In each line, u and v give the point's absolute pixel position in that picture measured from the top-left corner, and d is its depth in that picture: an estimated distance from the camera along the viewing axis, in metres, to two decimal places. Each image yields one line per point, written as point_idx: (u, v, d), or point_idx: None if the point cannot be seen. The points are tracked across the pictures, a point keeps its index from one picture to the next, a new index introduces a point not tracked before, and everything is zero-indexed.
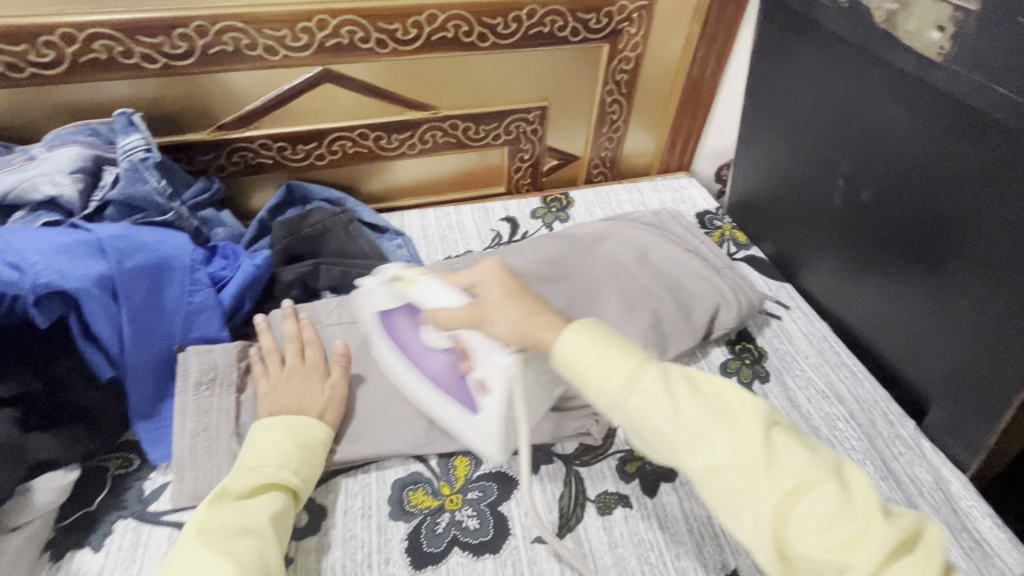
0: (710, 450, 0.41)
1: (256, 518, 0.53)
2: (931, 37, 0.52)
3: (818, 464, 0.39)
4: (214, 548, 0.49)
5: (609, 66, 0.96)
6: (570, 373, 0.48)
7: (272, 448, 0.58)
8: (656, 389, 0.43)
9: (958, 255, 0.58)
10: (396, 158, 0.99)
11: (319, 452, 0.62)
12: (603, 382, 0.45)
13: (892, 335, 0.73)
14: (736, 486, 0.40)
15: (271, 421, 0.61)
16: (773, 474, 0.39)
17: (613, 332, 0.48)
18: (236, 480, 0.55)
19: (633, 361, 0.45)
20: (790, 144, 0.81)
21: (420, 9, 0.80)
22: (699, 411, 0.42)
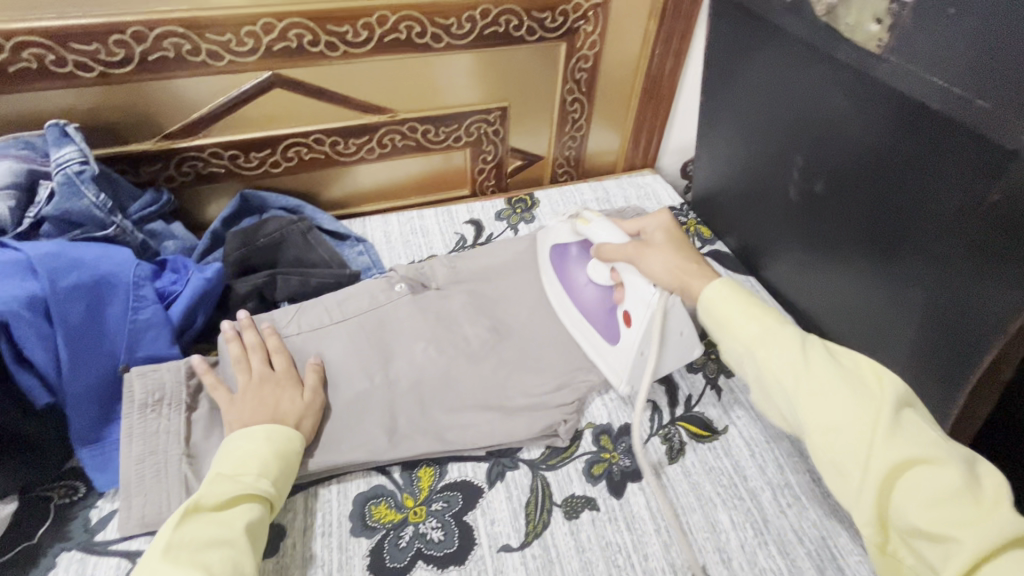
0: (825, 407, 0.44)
1: (231, 530, 0.51)
2: (870, 29, 0.53)
3: (947, 447, 0.40)
4: (188, 560, 0.47)
5: (568, 65, 0.95)
6: (712, 317, 0.54)
7: (250, 456, 0.57)
8: (789, 341, 0.48)
9: (908, 245, 0.58)
10: (356, 164, 0.97)
11: (294, 462, 0.61)
12: (739, 328, 0.51)
13: (852, 325, 0.74)
14: (841, 440, 0.43)
15: (248, 429, 0.59)
16: (889, 441, 0.41)
17: (757, 291, 0.53)
18: (212, 490, 0.53)
19: (772, 316, 0.50)
20: (747, 137, 0.81)
21: (369, 10, 0.78)
22: (822, 367, 0.46)
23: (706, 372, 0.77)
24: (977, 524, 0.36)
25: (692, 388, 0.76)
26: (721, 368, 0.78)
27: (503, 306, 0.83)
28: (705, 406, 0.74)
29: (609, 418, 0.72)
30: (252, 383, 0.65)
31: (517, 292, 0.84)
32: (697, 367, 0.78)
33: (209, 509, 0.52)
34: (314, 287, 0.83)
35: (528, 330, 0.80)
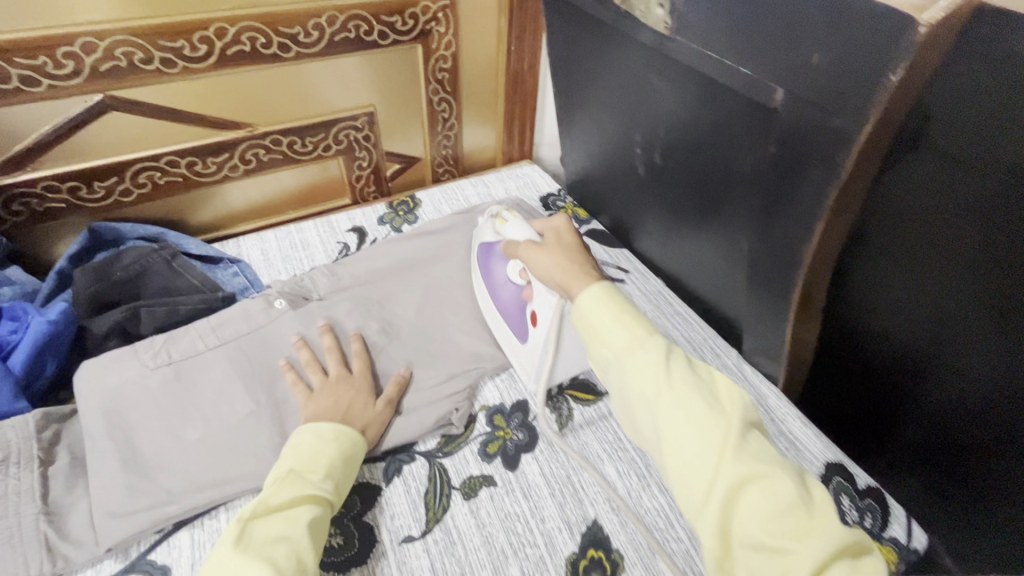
0: (682, 421, 0.43)
1: (296, 530, 0.52)
2: (657, 14, 0.58)
3: (788, 468, 0.40)
4: (257, 553, 0.48)
5: (427, 66, 0.98)
6: (585, 327, 0.53)
7: (320, 456, 0.59)
8: (656, 351, 0.47)
9: (727, 203, 0.67)
10: (220, 183, 0.93)
11: (356, 465, 0.62)
12: (610, 337, 0.50)
13: (707, 279, 0.82)
14: (690, 455, 0.42)
15: (316, 427, 0.62)
16: (737, 458, 0.40)
17: (629, 304, 0.53)
18: (285, 487, 0.55)
19: (642, 328, 0.50)
20: (596, 120, 0.87)
21: (205, 23, 0.76)
22: (682, 378, 0.45)
23: None
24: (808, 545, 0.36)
25: None
26: None
27: (390, 307, 0.83)
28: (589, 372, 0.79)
29: (501, 398, 0.75)
30: (332, 383, 0.69)
31: (403, 292, 0.85)
32: None
33: (278, 506, 0.53)
34: (185, 315, 0.78)
35: (417, 327, 0.81)
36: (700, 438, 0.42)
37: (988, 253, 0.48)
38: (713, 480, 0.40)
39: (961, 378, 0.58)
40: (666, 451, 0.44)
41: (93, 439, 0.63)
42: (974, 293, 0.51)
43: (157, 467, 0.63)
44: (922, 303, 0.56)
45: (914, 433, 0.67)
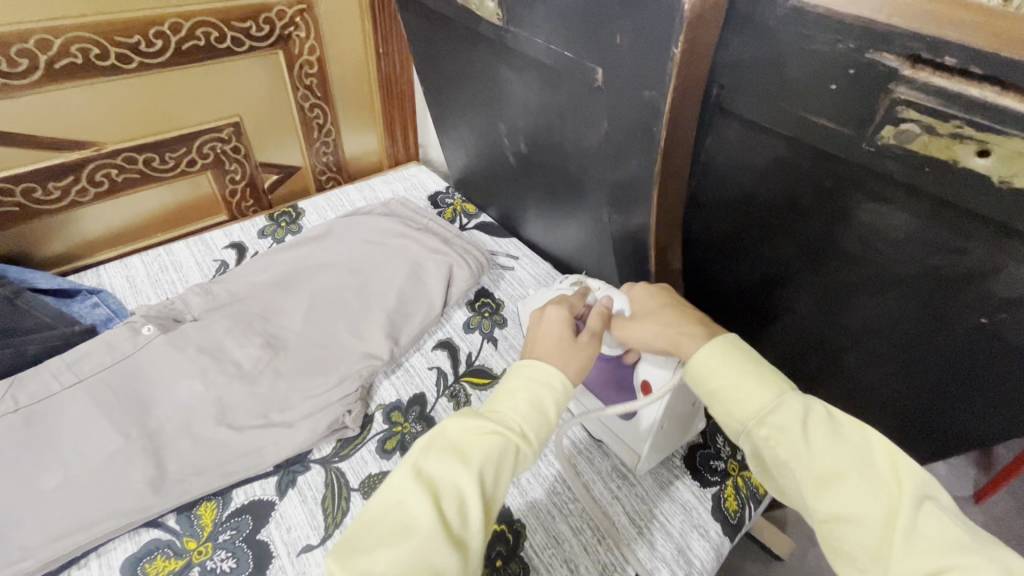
0: (838, 501, 0.44)
1: (471, 470, 0.44)
2: (489, 7, 0.60)
3: (976, 550, 0.39)
4: (421, 488, 0.42)
5: (293, 72, 0.95)
6: (702, 392, 0.51)
7: (511, 395, 0.50)
8: (798, 422, 0.46)
9: (585, 184, 0.72)
10: (69, 210, 0.85)
11: (553, 414, 0.50)
12: (738, 407, 0.48)
13: (586, 256, 0.87)
14: (858, 534, 0.43)
15: (523, 362, 0.53)
16: (908, 547, 0.40)
17: (752, 357, 0.50)
18: (461, 421, 0.47)
19: (772, 389, 0.48)
20: (465, 116, 0.89)
21: (22, 35, 0.69)
22: (830, 450, 0.45)
23: (481, 329, 0.85)
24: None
25: (472, 346, 0.83)
26: (495, 322, 0.86)
27: (274, 320, 0.81)
28: (485, 358, 0.81)
29: (398, 395, 0.75)
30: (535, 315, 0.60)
31: (288, 304, 0.83)
32: (474, 327, 0.86)
33: (462, 439, 0.46)
34: (35, 354, 0.72)
35: (304, 337, 0.79)
36: (859, 519, 0.43)
37: (795, 207, 0.53)
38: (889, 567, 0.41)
39: (798, 316, 0.62)
40: (827, 527, 0.45)
41: None
42: (795, 238, 0.55)
43: (7, 525, 0.57)
44: (747, 253, 0.62)
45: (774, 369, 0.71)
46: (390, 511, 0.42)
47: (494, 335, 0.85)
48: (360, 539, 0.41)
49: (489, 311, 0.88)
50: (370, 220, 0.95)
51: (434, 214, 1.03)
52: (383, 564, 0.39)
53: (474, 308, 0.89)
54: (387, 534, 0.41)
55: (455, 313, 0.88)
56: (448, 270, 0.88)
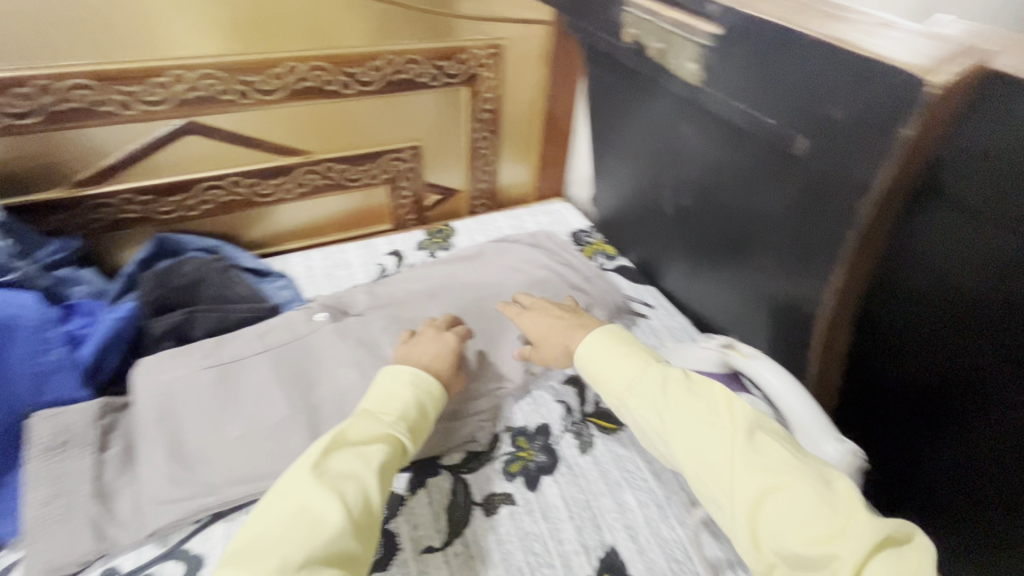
0: (694, 445, 0.54)
1: (366, 464, 0.56)
2: (689, 68, 0.60)
3: (804, 472, 0.49)
4: (327, 483, 0.52)
5: (473, 106, 1.05)
6: (594, 374, 0.65)
7: (397, 395, 0.63)
8: (655, 382, 0.60)
9: (753, 247, 0.70)
10: (276, 205, 1.01)
11: (428, 417, 0.64)
12: (615, 377, 0.63)
13: (729, 320, 0.84)
14: (711, 468, 0.53)
15: (394, 370, 0.66)
16: (744, 470, 0.50)
17: (632, 344, 0.66)
18: (355, 426, 0.59)
19: (636, 366, 0.62)
20: (628, 163, 0.93)
21: (280, 61, 0.85)
22: (685, 403, 0.57)
23: None
24: (836, 541, 0.44)
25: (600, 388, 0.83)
26: None
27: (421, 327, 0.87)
28: None
29: (525, 421, 0.78)
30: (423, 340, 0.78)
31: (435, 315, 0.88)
32: None
33: (354, 442, 0.57)
34: (233, 322, 0.83)
35: (447, 348, 0.84)
36: (711, 460, 0.53)
37: (997, 321, 0.49)
38: (734, 490, 0.50)
39: (985, 442, 0.56)
40: (691, 465, 0.54)
41: (144, 430, 0.67)
42: (999, 359, 0.51)
43: (197, 461, 0.66)
44: (923, 353, 0.57)
45: (942, 492, 0.63)
46: (296, 504, 0.51)
47: None
48: (260, 541, 0.49)
49: None
50: (517, 250, 1.00)
51: (576, 251, 1.06)
52: (291, 553, 0.48)
53: None
54: (287, 528, 0.49)
55: None
56: (587, 308, 0.90)
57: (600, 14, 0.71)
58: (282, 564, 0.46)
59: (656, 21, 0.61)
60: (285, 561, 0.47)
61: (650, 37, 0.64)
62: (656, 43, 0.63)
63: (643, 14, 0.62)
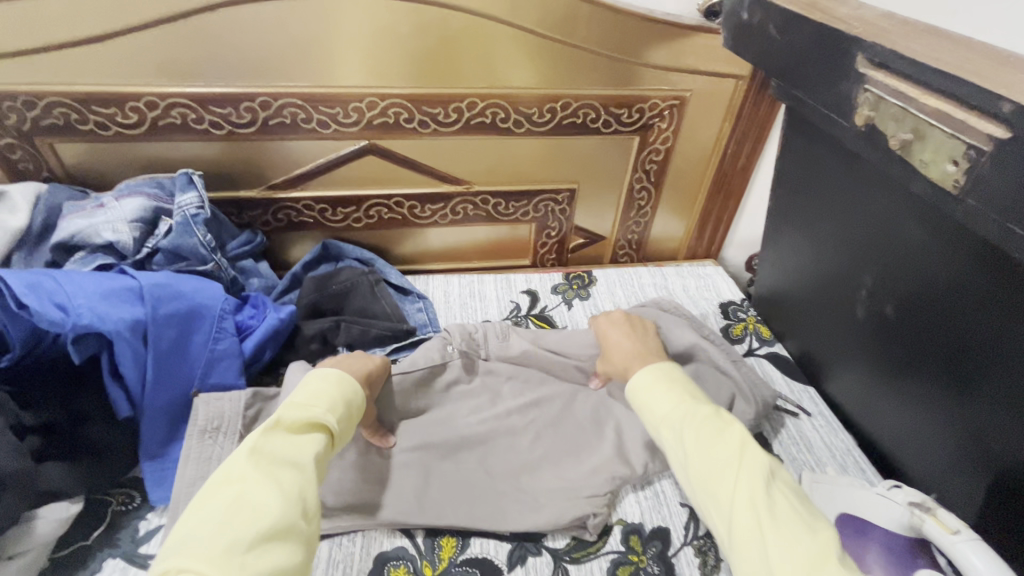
0: (704, 470, 0.55)
1: (300, 455, 0.53)
2: (946, 169, 0.48)
3: (794, 513, 0.49)
4: (262, 469, 0.49)
5: (639, 156, 1.00)
6: (639, 403, 0.66)
7: (322, 390, 0.60)
8: (691, 414, 0.60)
9: (990, 391, 0.55)
10: (428, 227, 1.04)
11: (357, 413, 0.63)
12: (654, 407, 0.64)
13: (917, 457, 0.69)
14: (714, 499, 0.53)
15: (324, 371, 0.64)
16: (743, 503, 0.51)
17: (673, 376, 0.67)
18: (289, 415, 0.56)
19: (676, 398, 0.63)
20: (812, 246, 0.80)
21: (462, 96, 0.87)
22: (704, 436, 0.57)
23: None
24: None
25: None
26: None
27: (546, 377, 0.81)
28: None
29: (641, 518, 0.69)
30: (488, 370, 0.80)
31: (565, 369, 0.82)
32: None
33: (288, 429, 0.55)
34: (373, 336, 0.86)
35: (570, 411, 0.78)
36: (717, 490, 0.53)
37: None
38: (730, 525, 0.51)
39: None
40: (704, 501, 0.54)
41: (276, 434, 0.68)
42: None
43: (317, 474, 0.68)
44: None
45: None
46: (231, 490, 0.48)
47: None
48: (195, 514, 0.46)
49: None
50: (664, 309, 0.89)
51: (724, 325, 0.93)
52: (236, 536, 0.44)
53: None
54: (234, 512, 0.45)
55: None
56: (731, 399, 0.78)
57: (825, 85, 0.61)
58: (231, 545, 0.43)
59: (908, 107, 0.50)
60: (234, 545, 0.43)
61: (892, 123, 0.53)
62: (902, 132, 0.52)
63: (891, 96, 0.52)
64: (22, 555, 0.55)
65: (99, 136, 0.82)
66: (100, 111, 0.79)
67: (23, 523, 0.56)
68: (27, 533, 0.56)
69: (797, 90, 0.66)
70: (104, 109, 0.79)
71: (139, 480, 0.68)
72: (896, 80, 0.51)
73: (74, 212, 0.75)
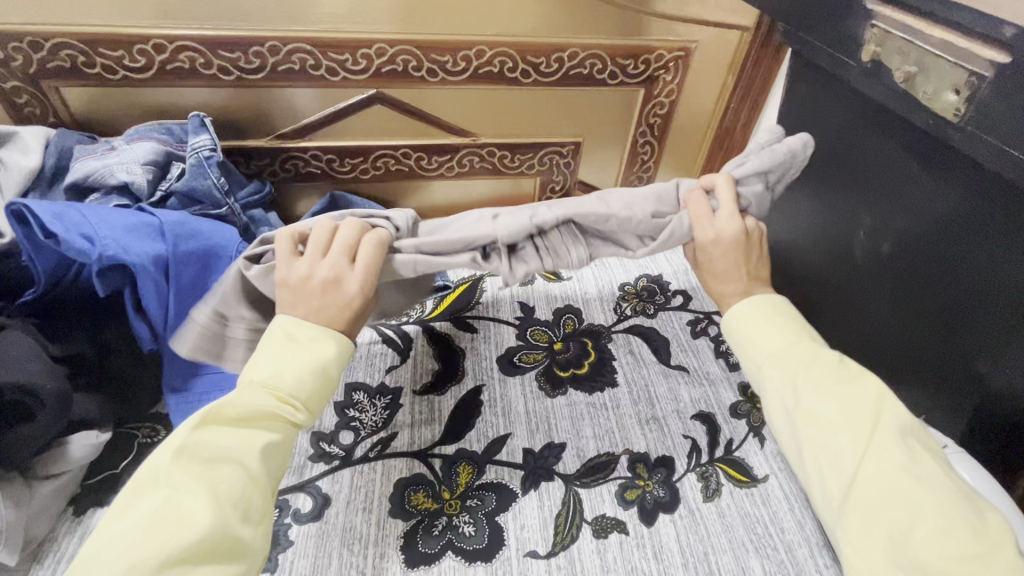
0: (827, 423, 0.47)
1: (247, 448, 0.47)
2: (948, 99, 0.50)
3: (941, 484, 0.43)
4: (192, 472, 0.43)
5: (644, 109, 1.01)
6: (738, 336, 0.59)
7: (286, 360, 0.51)
8: (810, 360, 0.52)
9: (982, 320, 0.58)
10: (435, 179, 1.05)
11: (337, 376, 0.54)
12: (761, 342, 0.56)
13: (905, 394, 0.73)
14: (835, 457, 0.46)
15: (291, 326, 0.52)
16: (878, 464, 0.44)
17: (784, 315, 0.58)
18: (239, 400, 0.48)
19: (791, 338, 0.55)
20: (814, 193, 0.83)
21: (470, 44, 0.87)
22: (827, 387, 0.49)
23: (751, 419, 0.76)
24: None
25: (735, 432, 0.75)
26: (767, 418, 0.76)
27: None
28: (747, 451, 0.73)
29: (647, 448, 0.73)
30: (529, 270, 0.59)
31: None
32: (742, 414, 0.77)
33: (233, 419, 0.47)
34: None
35: None
36: (840, 444, 0.46)
37: None
38: (854, 487, 0.44)
39: None
40: (815, 456, 0.48)
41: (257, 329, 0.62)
42: None
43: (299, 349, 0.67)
44: None
45: None
46: (154, 498, 0.42)
47: (762, 432, 0.75)
48: (117, 513, 0.41)
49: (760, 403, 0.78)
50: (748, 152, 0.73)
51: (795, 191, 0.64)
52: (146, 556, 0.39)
53: (744, 394, 0.80)
54: (156, 520, 0.41)
55: (722, 390, 0.80)
56: None
57: (834, 24, 0.62)
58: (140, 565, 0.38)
59: (914, 39, 0.52)
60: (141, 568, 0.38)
61: (898, 56, 0.55)
62: (907, 64, 0.54)
63: (897, 30, 0.54)
64: (59, 476, 0.58)
65: (106, 81, 0.81)
66: (107, 54, 0.79)
67: (57, 447, 0.58)
68: (62, 456, 0.58)
69: (805, 31, 0.67)
70: (111, 52, 0.79)
71: (163, 415, 0.70)
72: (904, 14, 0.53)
73: (86, 154, 0.76)
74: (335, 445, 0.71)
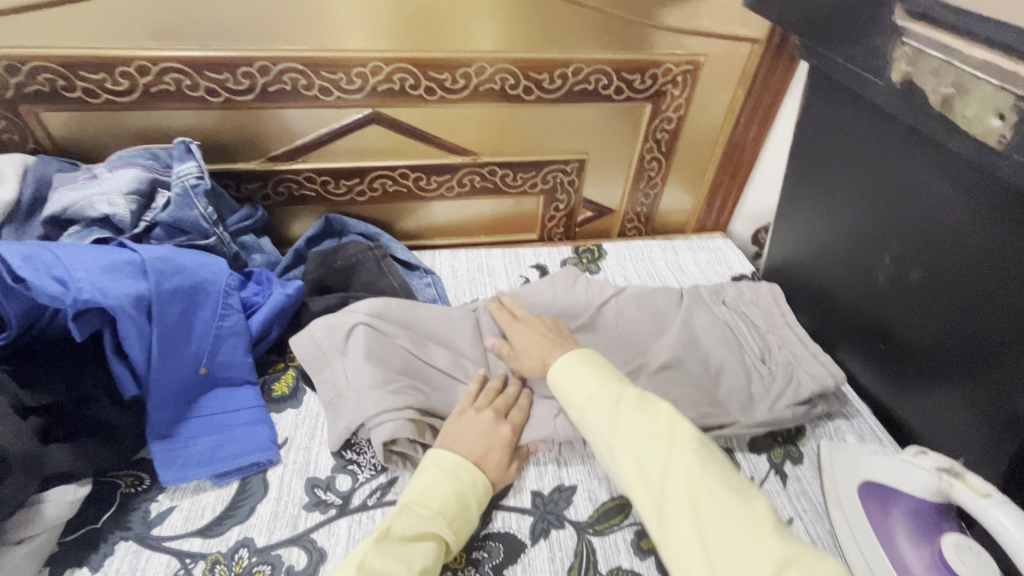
0: (637, 452, 0.54)
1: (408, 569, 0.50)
2: (991, 124, 0.46)
3: (725, 483, 0.50)
4: None
5: (651, 124, 0.97)
6: (561, 386, 0.64)
7: (436, 486, 0.57)
8: (614, 397, 0.59)
9: (1021, 359, 0.55)
10: (434, 200, 1.01)
11: (474, 506, 0.59)
12: (578, 389, 0.62)
13: (936, 429, 0.68)
14: (650, 482, 0.52)
15: (439, 456, 0.61)
16: (680, 476, 0.50)
17: (594, 361, 0.65)
18: (400, 520, 0.53)
19: (605, 382, 0.61)
20: (833, 215, 0.79)
21: (469, 62, 0.83)
22: (633, 423, 0.55)
23: (771, 455, 0.72)
24: (754, 559, 0.44)
25: (756, 470, 0.70)
26: (789, 453, 0.73)
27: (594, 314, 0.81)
28: (770, 493, 0.68)
29: None
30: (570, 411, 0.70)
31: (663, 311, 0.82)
32: (762, 450, 0.73)
33: (397, 540, 0.52)
34: None
35: None
36: (647, 470, 0.52)
37: None
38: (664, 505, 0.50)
39: None
40: (633, 481, 0.53)
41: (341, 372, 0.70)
42: None
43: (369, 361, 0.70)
44: None
45: None
46: None
47: (785, 470, 0.71)
48: None
49: (782, 437, 0.75)
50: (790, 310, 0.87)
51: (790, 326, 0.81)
52: None
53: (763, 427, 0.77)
54: None
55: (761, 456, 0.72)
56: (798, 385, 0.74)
57: (857, 42, 0.59)
58: None
59: (951, 59, 0.48)
60: None
61: (933, 77, 0.51)
62: (944, 86, 0.50)
63: (933, 49, 0.50)
64: (31, 539, 0.53)
65: (87, 105, 0.77)
66: (88, 77, 0.75)
67: (31, 507, 0.54)
68: (35, 516, 0.54)
69: (826, 48, 0.64)
70: (92, 75, 0.75)
71: (148, 462, 0.66)
72: (940, 33, 0.49)
73: (65, 183, 0.72)
74: (331, 492, 0.64)
